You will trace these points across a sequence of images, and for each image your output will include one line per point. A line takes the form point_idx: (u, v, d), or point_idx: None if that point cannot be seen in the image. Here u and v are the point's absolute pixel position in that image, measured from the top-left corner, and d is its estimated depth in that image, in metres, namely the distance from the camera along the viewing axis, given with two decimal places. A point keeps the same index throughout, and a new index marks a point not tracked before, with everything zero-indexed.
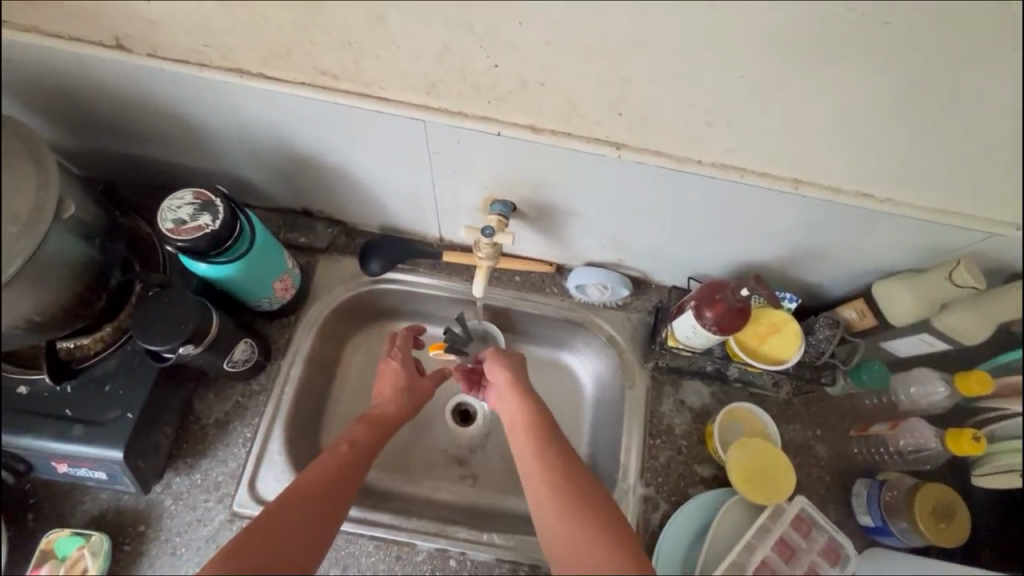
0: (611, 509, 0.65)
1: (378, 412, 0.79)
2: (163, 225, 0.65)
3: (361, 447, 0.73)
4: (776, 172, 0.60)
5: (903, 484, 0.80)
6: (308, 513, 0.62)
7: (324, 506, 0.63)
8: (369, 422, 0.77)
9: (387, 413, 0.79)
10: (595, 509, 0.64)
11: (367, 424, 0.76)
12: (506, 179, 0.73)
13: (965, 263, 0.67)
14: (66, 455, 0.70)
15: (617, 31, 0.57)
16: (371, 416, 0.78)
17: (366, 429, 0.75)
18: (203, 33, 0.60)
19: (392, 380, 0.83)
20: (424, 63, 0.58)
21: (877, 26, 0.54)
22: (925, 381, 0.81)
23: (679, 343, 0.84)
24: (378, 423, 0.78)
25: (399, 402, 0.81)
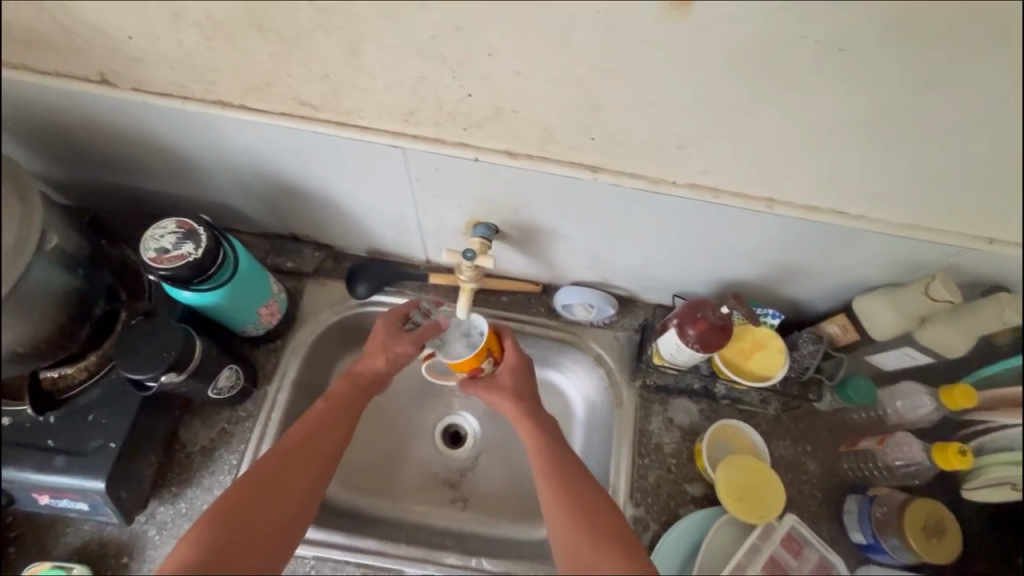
0: (599, 496, 0.68)
1: (360, 370, 0.79)
2: (146, 254, 0.65)
3: (340, 405, 0.75)
4: (750, 192, 0.63)
5: (894, 499, 0.81)
6: (281, 482, 0.66)
7: (303, 471, 0.68)
8: (348, 384, 0.77)
9: (368, 373, 0.79)
10: (587, 491, 0.68)
11: (350, 380, 0.78)
12: (487, 202, 0.74)
13: (942, 278, 0.67)
14: (48, 487, 0.70)
15: (585, 60, 0.53)
16: (355, 375, 0.78)
17: (342, 390, 0.76)
18: (185, 68, 0.59)
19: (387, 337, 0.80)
20: (401, 93, 0.58)
21: (831, 53, 0.50)
22: (912, 395, 0.81)
23: (665, 361, 0.85)
24: (359, 392, 0.77)
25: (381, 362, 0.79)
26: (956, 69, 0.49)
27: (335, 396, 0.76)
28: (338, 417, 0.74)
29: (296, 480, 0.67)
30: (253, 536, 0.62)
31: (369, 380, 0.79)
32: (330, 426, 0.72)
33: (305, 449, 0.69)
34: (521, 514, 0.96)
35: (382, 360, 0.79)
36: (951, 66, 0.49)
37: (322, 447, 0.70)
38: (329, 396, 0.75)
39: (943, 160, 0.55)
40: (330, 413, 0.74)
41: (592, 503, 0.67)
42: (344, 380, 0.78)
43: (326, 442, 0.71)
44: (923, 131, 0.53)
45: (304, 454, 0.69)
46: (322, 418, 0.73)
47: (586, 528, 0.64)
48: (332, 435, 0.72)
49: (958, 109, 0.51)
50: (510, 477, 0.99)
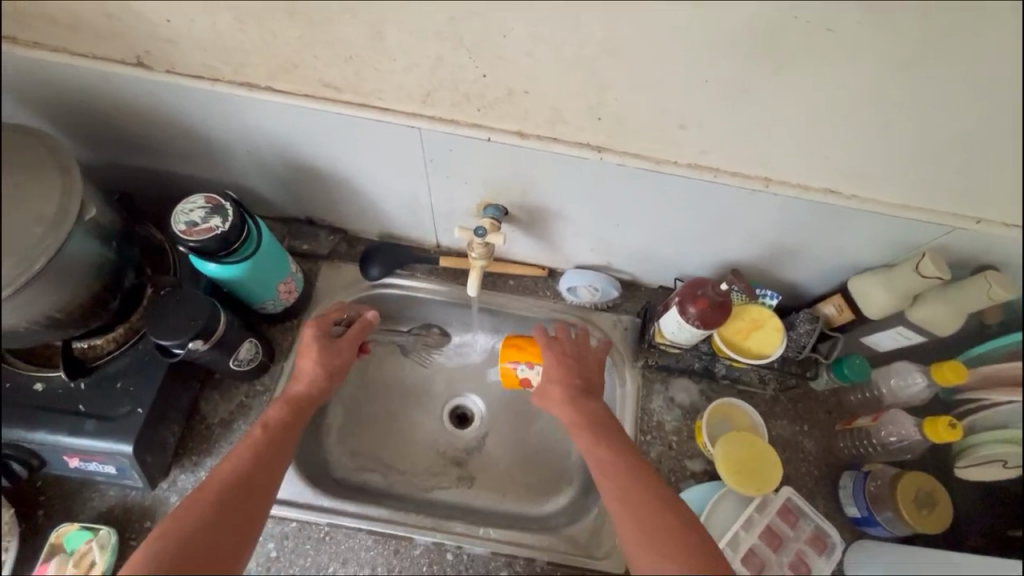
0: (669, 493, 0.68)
1: (296, 391, 0.78)
2: (176, 227, 0.69)
3: (274, 430, 0.72)
4: (748, 172, 0.64)
5: (887, 473, 0.84)
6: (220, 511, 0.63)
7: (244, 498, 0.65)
8: (285, 406, 0.76)
9: (306, 390, 0.78)
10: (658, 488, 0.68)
11: (284, 404, 0.76)
12: (497, 183, 0.77)
13: (930, 255, 0.71)
14: (78, 449, 0.73)
15: (592, 42, 0.59)
16: (290, 398, 0.77)
17: (279, 412, 0.74)
18: (217, 51, 0.63)
19: (318, 354, 0.80)
20: (419, 75, 0.62)
21: (821, 32, 0.57)
22: (903, 372, 0.83)
23: (666, 340, 0.88)
24: (297, 412, 0.76)
25: (318, 377, 0.79)
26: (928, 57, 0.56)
27: (270, 421, 0.73)
28: (276, 438, 0.71)
29: (240, 503, 0.64)
30: (197, 563, 0.59)
31: (307, 398, 0.77)
32: (269, 447, 0.70)
33: (244, 475, 0.66)
34: (526, 490, 0.99)
35: (315, 373, 0.79)
36: (923, 53, 0.56)
37: (263, 467, 0.68)
38: (265, 421, 0.73)
39: (931, 141, 0.59)
40: (266, 439, 0.71)
41: (670, 514, 0.65)
42: (282, 403, 0.76)
43: (268, 463, 0.69)
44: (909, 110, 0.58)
45: (246, 477, 0.66)
46: (262, 440, 0.71)
47: (668, 540, 0.63)
48: (274, 455, 0.70)
49: (937, 94, 0.57)
50: (515, 454, 1.02)
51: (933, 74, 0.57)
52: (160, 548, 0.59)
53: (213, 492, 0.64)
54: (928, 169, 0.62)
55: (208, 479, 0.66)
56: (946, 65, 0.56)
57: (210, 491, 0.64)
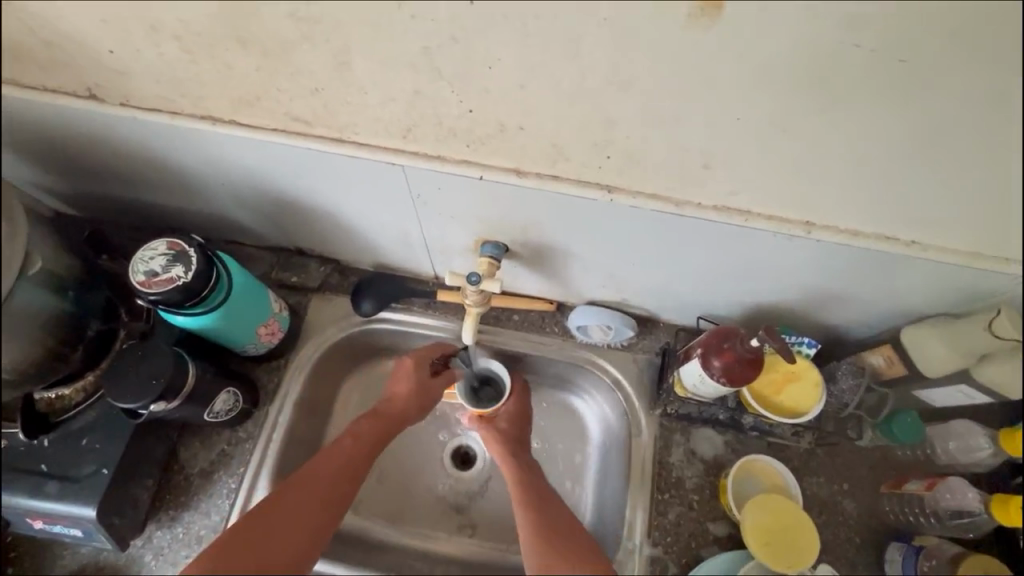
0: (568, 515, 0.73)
1: (385, 407, 0.80)
2: (135, 277, 0.62)
3: (360, 444, 0.75)
4: (787, 216, 0.56)
5: (943, 552, 0.72)
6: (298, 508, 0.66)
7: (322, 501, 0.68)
8: (373, 419, 0.79)
9: (394, 410, 0.80)
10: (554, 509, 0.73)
11: (372, 420, 0.79)
12: (496, 221, 0.69)
13: (1005, 312, 0.58)
14: (39, 512, 0.68)
15: (597, 73, 0.48)
16: (378, 412, 0.80)
17: (370, 426, 0.78)
18: (171, 82, 0.56)
19: (409, 380, 0.82)
20: (396, 109, 0.53)
21: (889, 62, 0.44)
22: (965, 435, 0.73)
23: (689, 392, 0.78)
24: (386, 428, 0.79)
25: (411, 402, 0.82)
26: (976, 103, 0.45)
27: (362, 434, 0.77)
28: (360, 448, 0.75)
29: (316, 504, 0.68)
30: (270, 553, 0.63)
31: (399, 417, 0.80)
32: (351, 455, 0.74)
33: (329, 480, 0.70)
34: None
35: (410, 399, 0.81)
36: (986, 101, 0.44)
37: (346, 471, 0.72)
38: (357, 433, 0.76)
39: (986, 185, 0.49)
40: (354, 452, 0.74)
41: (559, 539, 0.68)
42: (369, 414, 0.80)
43: (351, 475, 0.72)
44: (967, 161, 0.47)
45: (327, 484, 0.70)
46: (348, 449, 0.74)
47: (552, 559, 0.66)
48: (356, 462, 0.74)
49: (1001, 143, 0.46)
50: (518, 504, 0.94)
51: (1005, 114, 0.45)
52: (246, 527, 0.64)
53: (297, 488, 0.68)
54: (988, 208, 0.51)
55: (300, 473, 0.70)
56: (993, 115, 0.45)
57: (298, 486, 0.68)
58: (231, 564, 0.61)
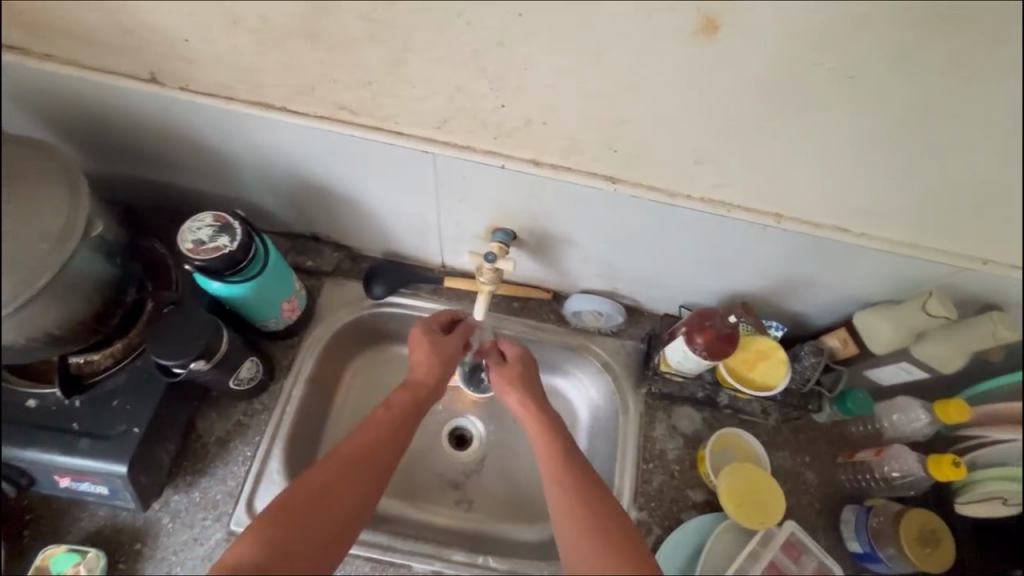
0: (608, 500, 0.68)
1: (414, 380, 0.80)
2: (183, 245, 0.69)
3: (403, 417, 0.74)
4: (760, 208, 0.65)
5: (889, 510, 0.83)
6: (349, 479, 0.66)
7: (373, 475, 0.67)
8: (402, 391, 0.78)
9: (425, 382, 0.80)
10: (598, 498, 0.68)
11: (407, 398, 0.77)
12: (508, 210, 0.77)
13: (937, 294, 0.71)
14: (70, 469, 0.71)
15: (613, 76, 0.58)
16: (414, 388, 0.79)
17: (401, 399, 0.76)
18: (233, 70, 0.63)
19: (432, 346, 0.82)
20: (437, 102, 0.61)
21: (843, 80, 0.55)
22: (908, 408, 0.84)
23: (672, 368, 0.88)
24: (415, 403, 0.77)
25: (434, 372, 0.81)
26: (929, 111, 0.54)
27: (393, 405, 0.76)
28: (394, 431, 0.72)
29: (367, 467, 0.67)
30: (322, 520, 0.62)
31: (426, 391, 0.79)
32: (387, 439, 0.71)
33: (382, 448, 0.70)
34: (525, 516, 0.98)
35: (433, 367, 0.81)
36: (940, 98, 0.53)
37: (383, 456, 0.69)
38: (388, 404, 0.75)
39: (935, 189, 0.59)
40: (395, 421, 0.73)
41: (594, 504, 0.67)
42: (402, 392, 0.78)
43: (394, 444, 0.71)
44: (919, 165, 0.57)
45: (376, 453, 0.69)
46: (392, 419, 0.73)
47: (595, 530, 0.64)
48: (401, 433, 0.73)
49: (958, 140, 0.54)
50: (510, 480, 1.00)
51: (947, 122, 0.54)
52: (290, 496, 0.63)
53: (341, 456, 0.67)
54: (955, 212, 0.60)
55: (342, 444, 0.69)
56: (950, 122, 0.54)
57: (341, 454, 0.67)
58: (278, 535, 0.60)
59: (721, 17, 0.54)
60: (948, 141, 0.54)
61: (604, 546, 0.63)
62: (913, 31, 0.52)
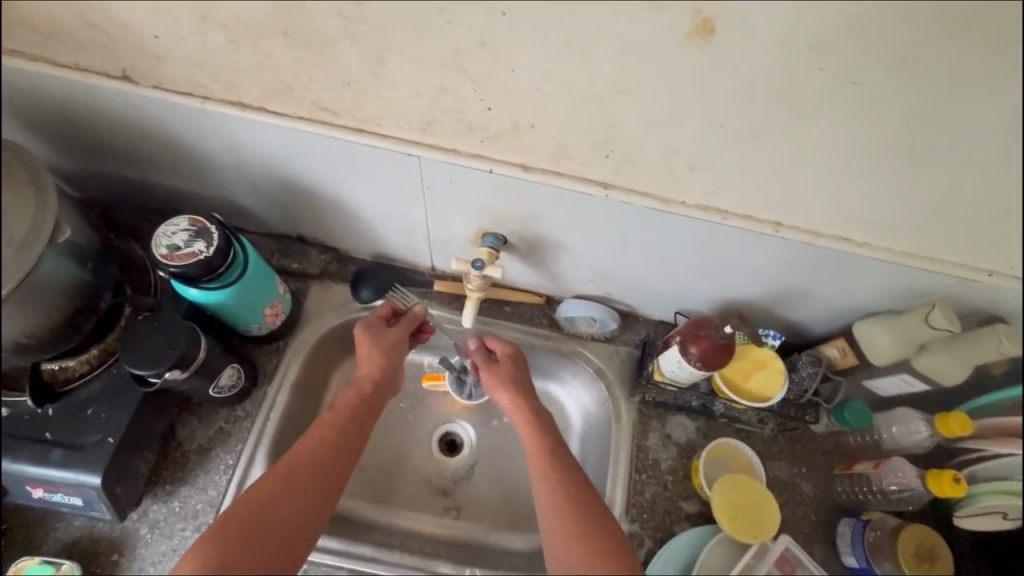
0: (593, 495, 0.68)
1: (363, 380, 0.78)
2: (158, 250, 0.66)
3: (351, 419, 0.73)
4: (759, 216, 0.64)
5: (886, 524, 0.82)
6: (295, 486, 0.64)
7: (324, 481, 0.66)
8: (351, 392, 0.76)
9: (374, 382, 0.78)
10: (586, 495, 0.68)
11: (356, 398, 0.75)
12: (498, 214, 0.75)
13: (940, 306, 0.68)
14: (43, 480, 0.69)
15: (605, 81, 0.54)
16: (358, 384, 0.77)
17: (348, 397, 0.75)
18: (207, 68, 0.60)
19: (371, 342, 0.80)
20: (421, 104, 0.59)
21: (846, 85, 0.51)
22: (906, 421, 0.82)
23: (666, 377, 0.86)
24: (365, 398, 0.76)
25: (382, 368, 0.79)
26: (934, 119, 0.51)
27: (340, 405, 0.74)
28: (343, 430, 0.71)
29: (316, 474, 0.65)
30: (268, 529, 0.60)
31: (374, 385, 0.77)
32: (338, 441, 0.70)
33: (327, 452, 0.68)
34: (517, 524, 0.96)
35: (376, 360, 0.79)
36: (946, 104, 0.50)
37: (328, 454, 0.68)
38: (334, 404, 0.74)
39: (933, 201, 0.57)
40: (340, 423, 0.72)
41: (585, 505, 0.66)
42: (351, 391, 0.76)
43: (346, 450, 0.69)
44: (920, 175, 0.55)
45: (324, 459, 0.67)
46: (338, 421, 0.72)
47: (579, 532, 0.63)
48: (351, 436, 0.71)
49: (955, 152, 0.52)
50: (501, 488, 0.98)
51: (949, 132, 0.51)
52: (238, 508, 0.61)
53: (289, 462, 0.66)
54: (950, 221, 0.58)
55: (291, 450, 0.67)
56: (949, 135, 0.51)
57: (290, 460, 0.66)
58: (226, 546, 0.57)
59: (716, 17, 0.49)
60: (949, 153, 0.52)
61: (594, 541, 0.63)
62: (915, 33, 0.47)
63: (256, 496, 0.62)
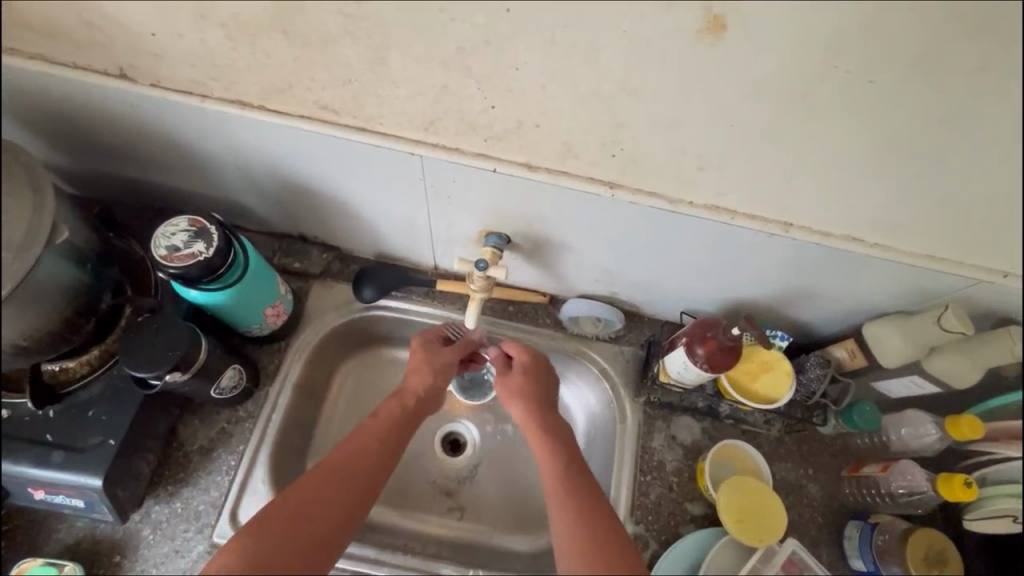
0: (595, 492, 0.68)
1: (408, 390, 0.77)
2: (157, 251, 0.66)
3: (392, 430, 0.72)
4: (767, 216, 0.63)
5: (895, 528, 0.81)
6: (332, 494, 0.63)
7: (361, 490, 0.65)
8: (394, 402, 0.75)
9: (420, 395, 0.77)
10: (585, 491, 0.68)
11: (400, 408, 0.75)
12: (502, 214, 0.74)
13: (953, 308, 0.67)
14: (44, 482, 0.69)
15: (611, 79, 0.53)
16: (402, 394, 0.77)
17: (391, 408, 0.74)
18: (205, 67, 0.59)
19: (424, 357, 0.80)
20: (423, 103, 0.58)
21: (859, 84, 0.50)
22: (916, 423, 0.81)
23: (672, 378, 0.85)
24: (408, 411, 0.75)
25: (429, 382, 0.78)
26: (951, 119, 0.49)
27: (382, 414, 0.73)
28: (383, 438, 0.70)
29: (354, 482, 0.65)
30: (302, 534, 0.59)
31: (417, 398, 0.76)
32: (379, 450, 0.69)
33: (367, 461, 0.67)
34: (521, 525, 0.95)
35: (425, 375, 0.79)
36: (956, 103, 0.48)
37: (366, 464, 0.67)
38: (376, 413, 0.73)
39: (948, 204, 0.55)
40: (381, 433, 0.71)
41: (591, 510, 0.66)
42: (393, 402, 0.76)
43: (384, 460, 0.69)
44: (936, 177, 0.53)
45: (363, 466, 0.66)
46: (381, 432, 0.71)
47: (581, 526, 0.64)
48: (392, 446, 0.70)
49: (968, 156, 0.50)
50: (505, 488, 0.98)
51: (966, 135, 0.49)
52: (275, 511, 0.60)
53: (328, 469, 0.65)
54: (964, 224, 0.57)
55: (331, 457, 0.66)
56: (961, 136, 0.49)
57: (329, 468, 0.65)
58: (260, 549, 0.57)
59: (728, 13, 0.48)
60: (963, 157, 0.50)
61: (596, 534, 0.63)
62: (926, 36, 0.46)
63: (291, 499, 0.61)
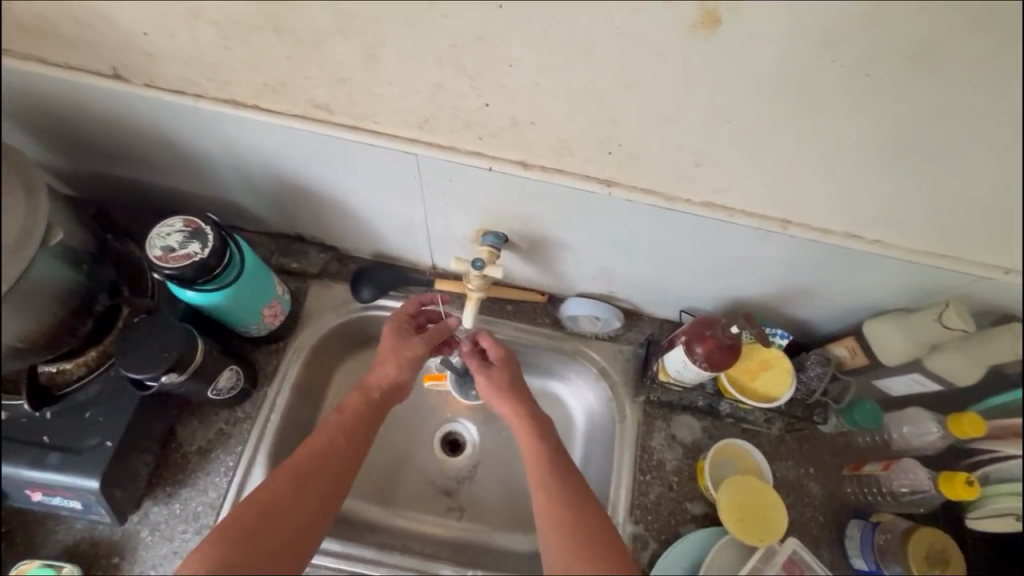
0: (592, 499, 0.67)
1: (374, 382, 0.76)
2: (152, 252, 0.65)
3: (358, 424, 0.71)
4: (768, 214, 0.62)
5: (898, 527, 0.79)
6: (298, 494, 0.62)
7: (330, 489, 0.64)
8: (361, 394, 0.74)
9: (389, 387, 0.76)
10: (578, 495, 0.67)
11: (365, 401, 0.73)
12: (499, 212, 0.73)
13: (954, 305, 0.65)
14: (41, 483, 0.69)
15: (606, 74, 0.53)
16: (366, 386, 0.75)
17: (355, 401, 0.73)
18: (198, 66, 0.59)
19: (394, 344, 0.78)
20: (417, 100, 0.58)
21: (858, 78, 0.49)
22: (917, 420, 0.76)
23: (671, 377, 0.85)
24: (373, 403, 0.74)
25: (400, 373, 0.76)
26: (953, 114, 0.48)
27: (348, 408, 0.72)
28: (351, 435, 0.69)
29: (320, 481, 0.64)
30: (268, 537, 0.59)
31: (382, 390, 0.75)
32: (342, 445, 0.68)
33: (332, 459, 0.66)
34: (521, 525, 0.95)
35: (393, 367, 0.76)
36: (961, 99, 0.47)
37: (334, 461, 0.66)
38: (342, 407, 0.72)
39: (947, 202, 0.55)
40: (347, 428, 0.70)
41: (586, 514, 0.65)
42: (358, 394, 0.74)
43: (350, 455, 0.68)
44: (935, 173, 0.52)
45: (327, 463, 0.66)
46: (347, 427, 0.70)
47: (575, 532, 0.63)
48: (358, 441, 0.70)
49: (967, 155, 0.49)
50: (504, 488, 0.97)
51: (968, 128, 0.48)
52: (242, 514, 0.60)
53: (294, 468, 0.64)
54: (964, 223, 0.56)
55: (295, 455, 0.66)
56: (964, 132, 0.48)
57: (294, 467, 0.64)
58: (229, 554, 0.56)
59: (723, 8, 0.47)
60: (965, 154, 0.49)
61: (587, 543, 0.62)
62: (932, 27, 0.46)
63: (259, 502, 0.61)
